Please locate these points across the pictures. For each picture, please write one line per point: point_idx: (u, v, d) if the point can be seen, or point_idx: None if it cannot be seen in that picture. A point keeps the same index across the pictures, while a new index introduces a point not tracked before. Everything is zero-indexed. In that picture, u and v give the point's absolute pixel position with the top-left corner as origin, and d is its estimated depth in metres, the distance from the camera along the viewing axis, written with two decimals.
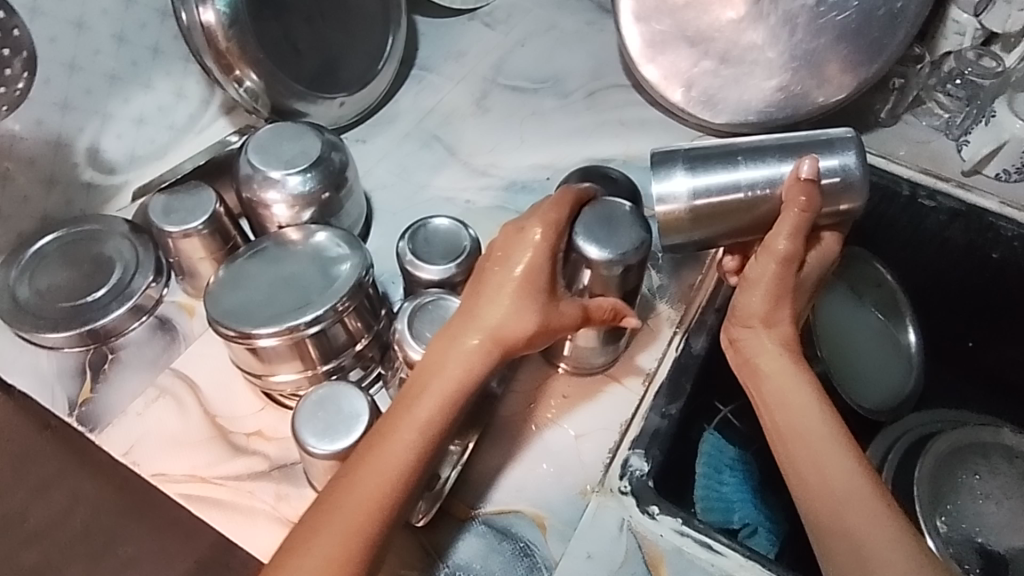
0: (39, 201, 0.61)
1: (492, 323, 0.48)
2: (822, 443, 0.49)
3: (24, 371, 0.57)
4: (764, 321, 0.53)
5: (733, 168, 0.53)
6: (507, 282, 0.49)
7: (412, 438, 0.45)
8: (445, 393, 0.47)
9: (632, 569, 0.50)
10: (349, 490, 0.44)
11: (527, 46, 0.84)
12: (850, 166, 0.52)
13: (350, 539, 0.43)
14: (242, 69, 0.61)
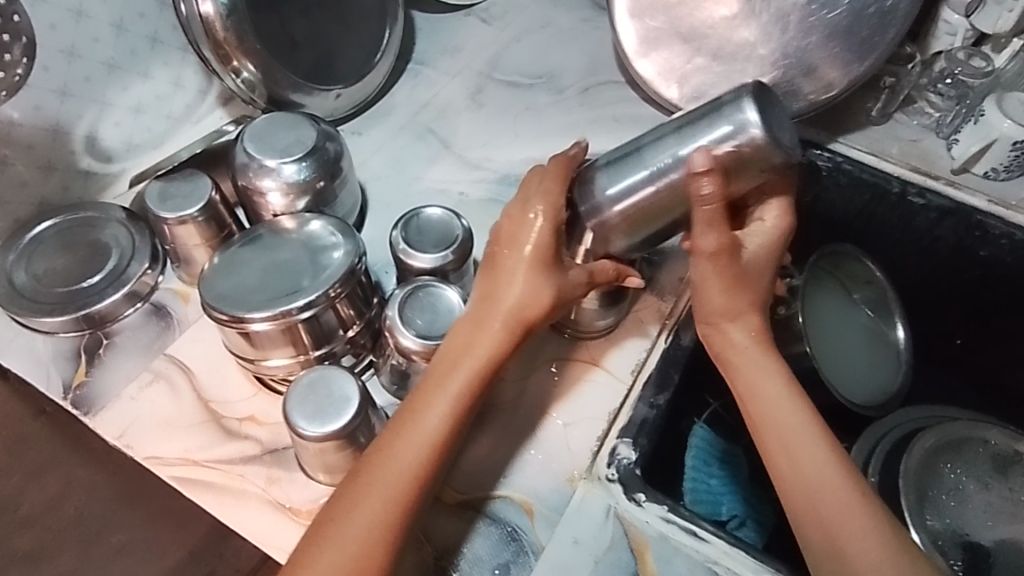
0: (36, 186, 0.61)
1: (515, 302, 0.50)
2: (799, 431, 0.50)
3: (20, 354, 0.57)
4: (727, 315, 0.54)
5: (640, 163, 0.52)
6: (526, 262, 0.51)
7: (446, 411, 0.47)
8: (475, 369, 0.49)
9: (617, 555, 0.51)
10: (381, 470, 0.45)
11: (522, 41, 0.85)
12: (746, 125, 0.48)
13: (389, 509, 0.44)
14: (240, 60, 0.62)
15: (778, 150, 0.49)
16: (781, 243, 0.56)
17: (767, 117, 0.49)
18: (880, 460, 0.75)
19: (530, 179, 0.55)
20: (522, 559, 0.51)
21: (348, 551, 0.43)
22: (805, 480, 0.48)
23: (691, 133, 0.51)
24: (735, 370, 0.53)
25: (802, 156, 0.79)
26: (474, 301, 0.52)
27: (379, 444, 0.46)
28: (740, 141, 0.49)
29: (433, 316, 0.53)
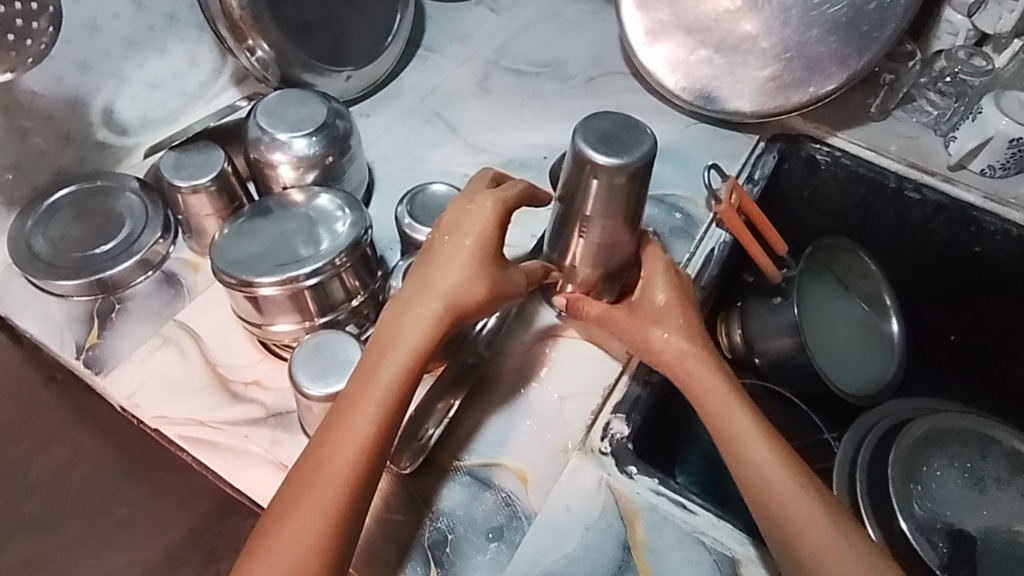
0: (55, 156, 0.63)
1: (448, 297, 0.50)
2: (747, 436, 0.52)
3: (35, 315, 0.59)
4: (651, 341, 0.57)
5: (562, 226, 0.59)
6: (459, 257, 0.52)
7: (376, 411, 0.47)
8: (405, 359, 0.48)
9: (609, 522, 0.53)
10: (313, 483, 0.44)
11: (530, 31, 0.87)
12: (585, 161, 0.52)
13: (332, 506, 0.44)
14: (254, 38, 0.64)
15: (619, 161, 0.51)
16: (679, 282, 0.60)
17: (600, 138, 0.52)
18: (870, 445, 0.75)
19: (478, 177, 0.57)
20: (515, 523, 0.53)
21: (291, 558, 0.42)
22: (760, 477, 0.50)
23: (565, 191, 0.56)
24: (692, 387, 0.55)
25: (801, 150, 0.81)
26: (400, 300, 0.51)
27: (315, 446, 0.46)
28: (590, 173, 0.52)
29: None
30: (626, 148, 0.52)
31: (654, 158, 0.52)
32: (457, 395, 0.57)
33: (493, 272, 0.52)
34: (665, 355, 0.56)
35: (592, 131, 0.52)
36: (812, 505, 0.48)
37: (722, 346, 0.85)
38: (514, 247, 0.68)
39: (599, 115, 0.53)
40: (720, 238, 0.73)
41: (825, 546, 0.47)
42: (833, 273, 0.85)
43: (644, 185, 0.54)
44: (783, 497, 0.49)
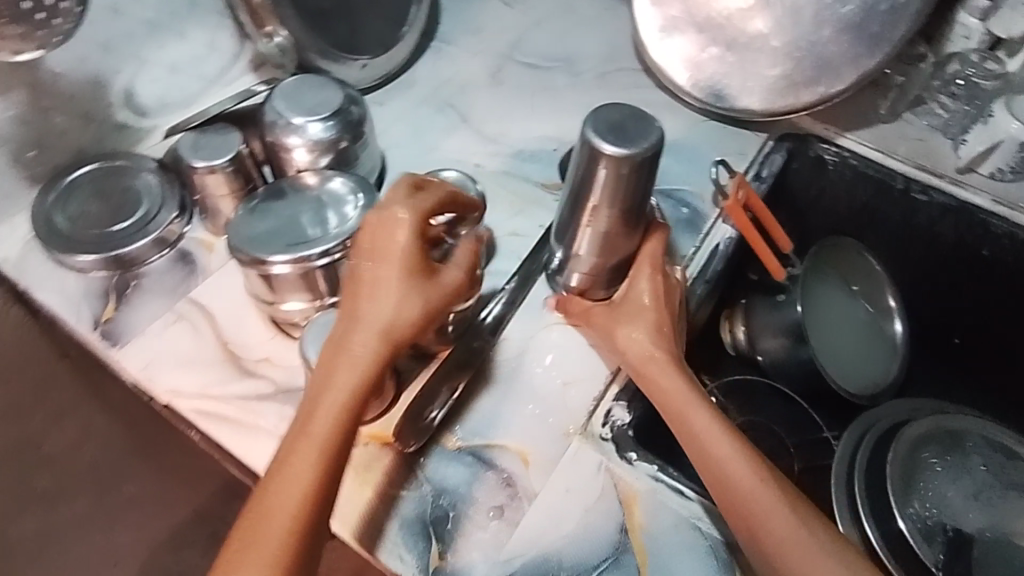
0: (75, 135, 0.65)
1: (385, 327, 0.49)
2: (708, 432, 0.53)
3: (53, 288, 0.61)
4: (622, 350, 0.59)
5: (574, 219, 0.59)
6: (390, 281, 0.50)
7: (319, 455, 0.45)
8: (344, 398, 0.47)
9: (607, 504, 0.54)
10: (252, 547, 0.42)
11: (543, 26, 0.88)
12: (595, 150, 0.52)
13: (277, 562, 0.42)
14: (273, 25, 0.66)
15: (627, 150, 0.52)
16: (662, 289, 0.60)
17: (609, 128, 0.53)
18: (871, 443, 0.74)
19: (397, 182, 0.54)
20: (516, 503, 0.54)
21: None
22: (717, 473, 0.51)
23: (576, 181, 0.57)
24: (654, 389, 0.56)
25: (809, 149, 0.81)
26: (333, 340, 0.50)
27: (252, 506, 0.44)
28: (600, 162, 0.53)
29: None
30: (635, 138, 0.52)
31: (661, 150, 0.53)
32: (462, 377, 0.59)
33: (425, 290, 0.51)
34: (629, 357, 0.58)
35: (602, 121, 0.53)
36: (772, 499, 0.49)
37: (725, 342, 0.86)
38: (521, 236, 0.69)
39: (608, 106, 0.54)
40: (726, 234, 0.74)
41: (786, 536, 0.47)
42: (838, 272, 0.86)
43: (651, 175, 0.55)
44: (742, 493, 0.49)
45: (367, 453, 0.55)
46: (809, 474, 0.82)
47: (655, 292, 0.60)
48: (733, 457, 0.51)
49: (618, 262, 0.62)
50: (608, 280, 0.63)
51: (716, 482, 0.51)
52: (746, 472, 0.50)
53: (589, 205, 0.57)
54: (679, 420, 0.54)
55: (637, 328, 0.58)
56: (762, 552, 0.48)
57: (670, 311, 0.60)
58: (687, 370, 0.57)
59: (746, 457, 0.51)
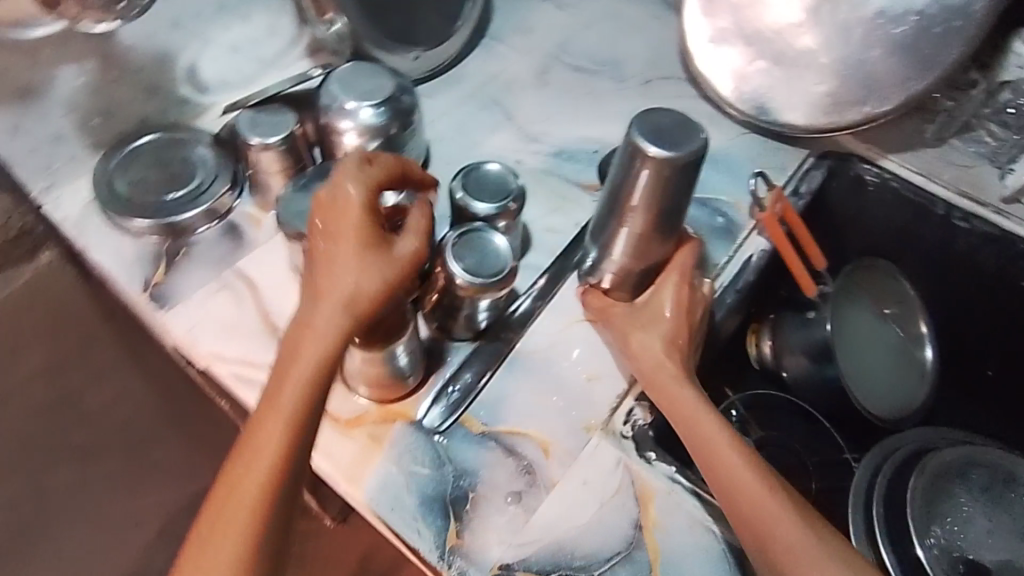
0: (140, 105, 0.68)
1: (347, 303, 0.49)
2: (716, 441, 0.53)
3: (109, 250, 0.64)
4: (635, 358, 0.59)
5: (611, 218, 0.60)
6: (348, 258, 0.50)
7: (285, 430, 0.46)
8: (309, 374, 0.48)
9: (623, 500, 0.55)
10: (226, 516, 0.44)
11: (592, 30, 0.88)
12: (641, 150, 0.53)
13: (247, 531, 0.44)
14: (333, 13, 0.69)
15: (669, 153, 0.53)
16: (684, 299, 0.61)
17: (652, 132, 0.53)
18: (890, 471, 0.74)
19: (347, 157, 0.52)
20: (534, 491, 0.55)
21: None
22: (725, 481, 0.52)
23: (617, 180, 0.57)
24: (663, 397, 0.57)
25: (850, 168, 0.81)
26: (298, 317, 0.50)
27: (223, 480, 0.46)
28: (644, 162, 0.54)
29: (483, 258, 0.56)
30: (681, 141, 0.53)
31: (703, 156, 0.53)
32: (489, 366, 0.60)
33: (380, 266, 0.50)
34: (642, 365, 0.59)
35: (652, 122, 0.54)
36: (778, 508, 0.50)
37: (751, 356, 0.86)
38: (557, 233, 0.71)
39: (654, 111, 0.55)
40: (760, 246, 0.74)
41: (792, 545, 0.48)
42: (869, 293, 0.85)
43: (692, 180, 0.55)
44: (753, 498, 0.50)
45: (394, 429, 0.57)
46: (824, 494, 0.81)
47: (678, 300, 0.61)
48: (742, 464, 0.52)
49: (650, 266, 0.62)
50: (636, 283, 0.64)
51: (725, 488, 0.52)
52: (753, 481, 0.51)
53: (628, 204, 0.57)
54: (688, 429, 0.55)
55: (652, 336, 0.60)
56: (768, 560, 0.49)
57: (690, 323, 0.61)
58: (694, 381, 0.58)
59: (754, 467, 0.52)
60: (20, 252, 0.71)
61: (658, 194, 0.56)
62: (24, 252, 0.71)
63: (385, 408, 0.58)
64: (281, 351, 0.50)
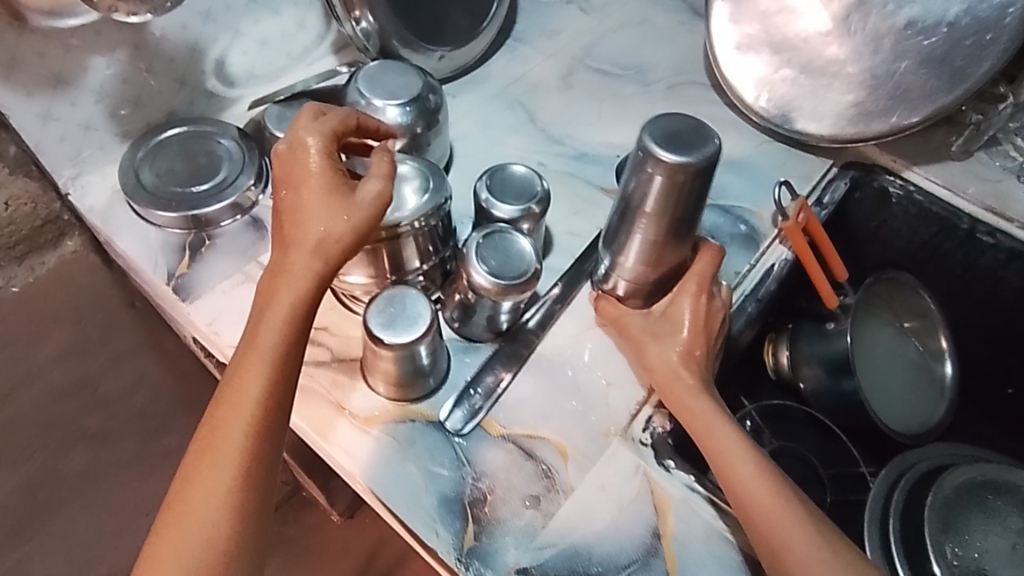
0: (169, 96, 0.68)
1: (319, 247, 0.50)
2: (732, 450, 0.53)
3: (134, 239, 0.64)
4: (650, 369, 0.59)
5: (626, 224, 0.58)
6: (317, 203, 0.50)
7: (267, 371, 0.47)
8: (288, 316, 0.49)
9: (641, 507, 0.54)
10: (213, 454, 0.46)
11: (617, 34, 0.88)
12: (652, 155, 0.52)
13: (236, 465, 0.46)
14: (361, 10, 0.69)
15: (681, 158, 0.51)
16: (704, 310, 0.60)
17: (666, 136, 0.52)
18: (908, 486, 0.73)
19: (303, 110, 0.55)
20: (552, 495, 0.55)
21: (206, 521, 0.45)
22: (740, 491, 0.52)
23: (630, 185, 0.56)
24: (677, 406, 0.57)
25: (874, 180, 0.80)
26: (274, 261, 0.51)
27: (209, 419, 0.47)
28: (657, 168, 0.52)
29: (505, 259, 0.56)
30: (694, 145, 0.51)
31: (717, 161, 0.52)
32: (508, 368, 0.60)
33: (346, 209, 0.50)
34: (657, 375, 0.58)
35: (663, 125, 0.52)
36: (794, 521, 0.49)
37: (767, 366, 0.86)
38: (578, 236, 0.70)
39: (671, 114, 0.53)
40: (782, 256, 0.73)
41: (808, 559, 0.48)
42: (889, 308, 0.85)
43: (707, 183, 0.54)
44: (768, 513, 0.50)
45: (413, 428, 0.57)
46: (839, 507, 0.80)
47: (698, 315, 0.60)
48: (757, 479, 0.52)
49: (665, 274, 0.62)
50: (651, 292, 0.63)
51: (741, 502, 0.51)
52: (769, 492, 0.51)
53: (641, 208, 0.56)
54: (704, 438, 0.55)
55: (668, 348, 0.59)
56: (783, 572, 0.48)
57: (706, 334, 0.60)
58: (714, 394, 0.57)
59: (769, 477, 0.52)
60: (44, 239, 0.71)
61: (673, 201, 0.54)
62: (47, 239, 0.72)
63: (404, 406, 0.58)
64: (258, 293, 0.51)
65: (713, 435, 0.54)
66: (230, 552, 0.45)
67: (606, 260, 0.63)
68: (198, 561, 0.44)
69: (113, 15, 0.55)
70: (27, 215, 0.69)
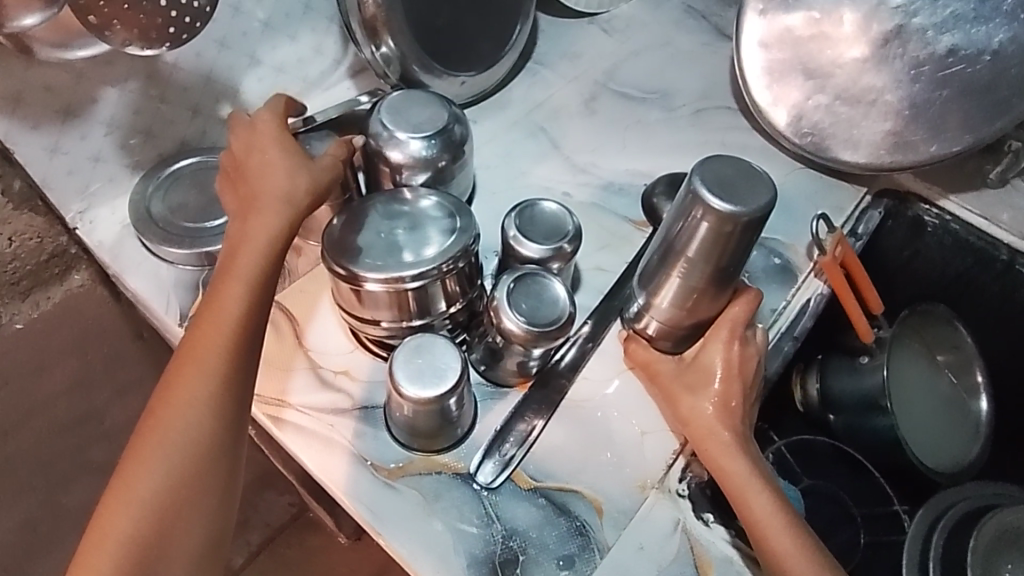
0: (182, 126, 0.66)
1: (287, 197, 0.54)
2: (772, 521, 0.50)
3: (145, 276, 0.62)
4: (685, 420, 0.56)
5: (665, 269, 0.56)
6: (274, 156, 0.55)
7: (245, 293, 0.50)
8: (264, 250, 0.52)
9: (680, 568, 0.52)
10: (191, 366, 0.48)
11: (640, 57, 0.85)
12: (704, 201, 0.50)
13: (218, 377, 0.48)
14: (383, 35, 0.66)
15: (733, 208, 0.49)
16: (743, 356, 0.57)
17: (717, 182, 0.50)
18: (947, 528, 0.68)
19: (269, 100, 0.60)
20: (587, 554, 0.52)
21: (189, 427, 0.47)
22: (779, 569, 0.49)
23: (673, 230, 0.54)
24: (714, 465, 0.54)
25: (909, 210, 0.77)
26: (244, 203, 0.54)
27: (188, 340, 0.49)
28: (706, 215, 0.50)
29: (538, 304, 0.54)
30: (746, 194, 0.49)
31: (771, 211, 0.49)
32: (540, 415, 0.57)
33: (301, 165, 0.55)
34: (693, 427, 0.55)
35: (714, 172, 0.50)
36: None
37: (795, 399, 0.83)
38: (606, 271, 0.68)
39: (719, 158, 0.51)
40: (817, 290, 0.71)
41: None
42: (923, 341, 0.82)
43: (754, 237, 0.51)
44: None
45: (440, 481, 0.54)
46: (872, 550, 0.77)
47: (735, 360, 0.57)
48: (792, 550, 0.49)
49: (702, 319, 0.58)
50: (681, 337, 0.60)
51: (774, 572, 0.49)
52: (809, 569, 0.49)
53: (685, 253, 0.54)
54: (743, 505, 0.52)
55: (704, 398, 0.56)
56: None
57: (744, 380, 0.57)
58: (750, 449, 0.54)
59: (809, 556, 0.49)
60: (50, 272, 0.73)
61: (720, 247, 0.52)
62: (53, 273, 0.74)
63: (430, 457, 0.55)
64: (234, 230, 0.54)
65: (751, 502, 0.51)
66: (210, 457, 0.48)
67: (639, 301, 0.60)
68: (179, 464, 0.46)
69: (126, 49, 0.52)
70: (32, 249, 0.70)
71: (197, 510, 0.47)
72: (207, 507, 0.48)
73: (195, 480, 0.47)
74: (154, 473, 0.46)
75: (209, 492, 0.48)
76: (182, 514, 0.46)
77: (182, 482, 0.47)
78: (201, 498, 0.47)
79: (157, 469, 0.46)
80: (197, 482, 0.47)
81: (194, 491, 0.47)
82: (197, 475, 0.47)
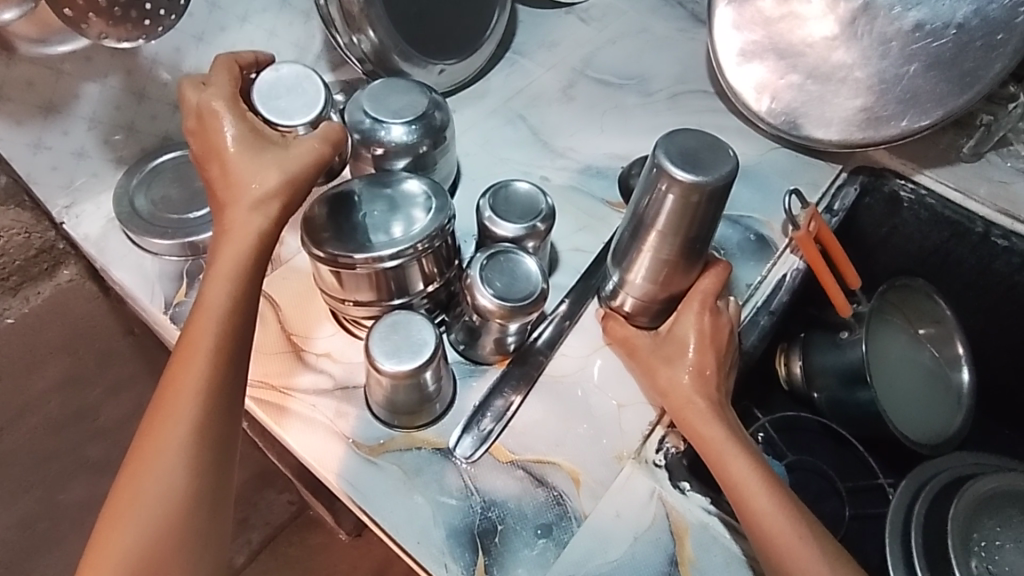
0: (164, 121, 0.68)
1: (257, 202, 0.51)
2: (756, 487, 0.51)
3: (130, 268, 0.64)
4: (665, 394, 0.57)
5: (639, 245, 0.57)
6: (239, 155, 0.52)
7: (218, 324, 0.49)
8: (237, 276, 0.50)
9: (657, 534, 0.53)
10: (167, 407, 0.47)
11: (617, 44, 0.86)
12: (670, 174, 0.51)
13: (193, 415, 0.47)
14: (363, 25, 0.68)
15: (696, 178, 0.50)
16: (716, 330, 0.58)
17: (681, 154, 0.51)
18: (928, 498, 0.67)
19: (212, 72, 0.56)
20: (564, 523, 0.53)
21: (167, 469, 0.46)
22: (760, 530, 0.50)
23: (642, 207, 0.55)
24: (693, 435, 0.55)
25: (884, 185, 0.78)
26: (218, 229, 0.52)
27: (166, 379, 0.49)
28: (673, 187, 0.51)
29: (511, 280, 0.55)
30: (711, 164, 0.51)
31: (733, 179, 0.51)
32: (518, 391, 0.59)
33: (272, 158, 0.52)
34: (671, 398, 0.56)
35: (676, 147, 0.51)
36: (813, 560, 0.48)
37: (780, 377, 0.83)
38: (584, 252, 0.69)
39: (683, 130, 0.52)
40: (793, 265, 0.71)
41: None
42: (902, 314, 0.83)
43: (721, 206, 0.53)
44: (787, 550, 0.49)
45: (420, 456, 0.56)
46: (858, 521, 0.77)
47: (710, 332, 0.58)
48: (773, 514, 0.50)
49: (675, 294, 0.60)
50: (657, 311, 0.61)
51: (754, 534, 0.50)
52: (789, 529, 0.49)
53: (657, 229, 0.55)
54: (726, 473, 0.52)
55: (679, 369, 0.57)
56: None
57: (719, 351, 0.58)
58: (727, 414, 0.56)
59: (788, 513, 0.50)
60: (39, 268, 0.71)
61: (692, 221, 0.53)
62: (43, 269, 0.71)
63: (411, 434, 0.56)
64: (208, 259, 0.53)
65: (732, 469, 0.52)
66: (190, 500, 0.46)
67: (615, 277, 0.61)
68: (159, 509, 0.46)
69: (103, 42, 0.54)
70: (21, 244, 0.68)
71: (183, 553, 0.46)
72: (193, 549, 0.46)
73: (177, 527, 0.46)
74: (137, 520, 0.45)
75: (194, 535, 0.46)
76: (167, 558, 0.45)
77: (168, 527, 0.46)
78: (187, 541, 0.46)
79: (139, 516, 0.45)
80: (180, 525, 0.46)
81: (180, 535, 0.46)
82: (180, 519, 0.46)
